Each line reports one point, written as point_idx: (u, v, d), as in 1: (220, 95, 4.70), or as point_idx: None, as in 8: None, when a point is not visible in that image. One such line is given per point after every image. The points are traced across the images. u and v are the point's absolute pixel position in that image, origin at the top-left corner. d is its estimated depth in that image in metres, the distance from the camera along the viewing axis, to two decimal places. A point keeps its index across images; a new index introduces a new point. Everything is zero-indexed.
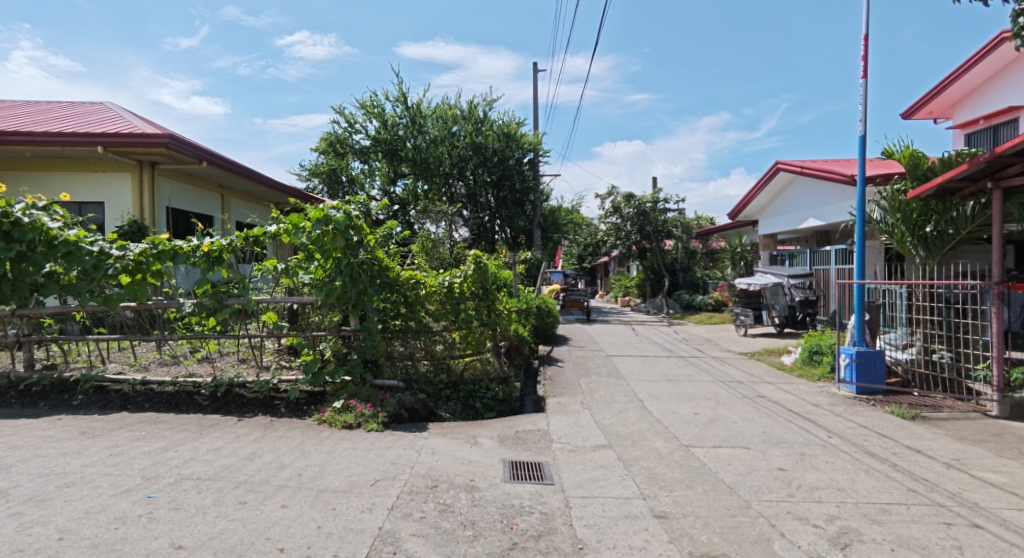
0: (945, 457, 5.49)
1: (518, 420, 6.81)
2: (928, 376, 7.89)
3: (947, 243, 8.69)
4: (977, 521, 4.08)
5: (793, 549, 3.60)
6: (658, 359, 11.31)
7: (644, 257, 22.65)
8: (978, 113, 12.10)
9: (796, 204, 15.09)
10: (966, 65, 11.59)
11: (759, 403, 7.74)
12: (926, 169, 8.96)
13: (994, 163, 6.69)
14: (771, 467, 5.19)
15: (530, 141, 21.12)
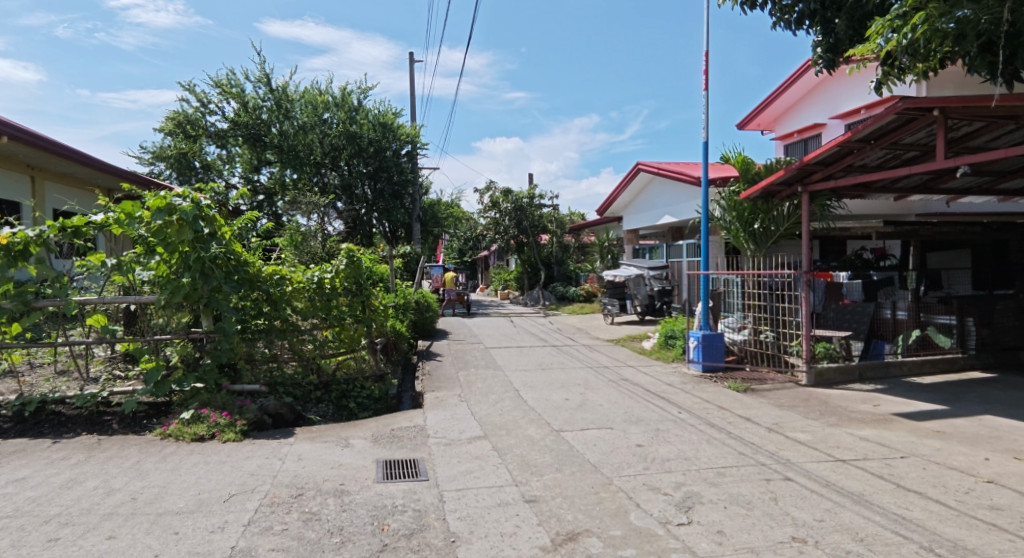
0: (769, 423, 6.37)
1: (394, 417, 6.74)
2: (757, 353, 9.03)
3: (772, 238, 9.92)
4: (789, 474, 4.81)
5: (647, 517, 3.97)
6: (532, 349, 11.77)
7: (522, 250, 23.25)
8: (793, 127, 14.02)
9: (654, 201, 16.45)
10: (783, 86, 13.39)
11: (622, 385, 8.38)
12: (754, 173, 10.21)
13: (803, 170, 7.83)
14: (630, 443, 5.66)
15: (407, 132, 20.67)
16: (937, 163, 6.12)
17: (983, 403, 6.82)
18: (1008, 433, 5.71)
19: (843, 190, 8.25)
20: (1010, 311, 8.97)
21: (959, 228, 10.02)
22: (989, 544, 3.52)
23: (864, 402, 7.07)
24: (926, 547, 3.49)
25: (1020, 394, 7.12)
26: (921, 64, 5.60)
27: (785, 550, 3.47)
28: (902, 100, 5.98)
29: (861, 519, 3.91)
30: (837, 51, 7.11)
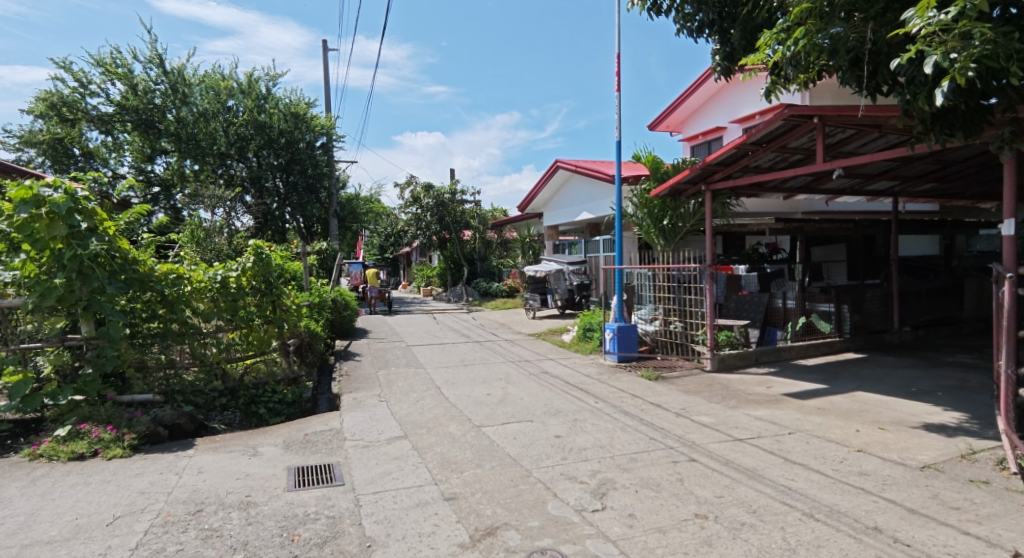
0: (677, 408, 6.74)
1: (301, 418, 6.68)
2: (667, 342, 9.53)
3: (679, 234, 10.48)
4: (694, 455, 5.11)
5: (563, 506, 4.08)
6: (455, 346, 11.71)
7: (445, 247, 23.01)
8: (697, 130, 14.85)
9: (572, 198, 16.85)
10: (689, 90, 14.14)
11: (543, 378, 8.54)
12: (663, 172, 10.72)
13: (705, 171, 8.32)
14: (549, 435, 5.78)
15: (321, 123, 19.84)
16: (818, 166, 6.71)
17: (857, 380, 7.59)
18: (876, 407, 6.38)
19: (741, 189, 8.86)
20: (878, 299, 10.03)
21: (836, 224, 11.10)
22: (860, 506, 3.93)
23: (759, 385, 7.64)
24: (810, 514, 3.84)
25: (888, 371, 7.99)
26: (802, 75, 6.08)
27: (688, 527, 3.68)
28: (788, 108, 6.48)
29: (755, 493, 4.23)
30: (732, 59, 7.56)
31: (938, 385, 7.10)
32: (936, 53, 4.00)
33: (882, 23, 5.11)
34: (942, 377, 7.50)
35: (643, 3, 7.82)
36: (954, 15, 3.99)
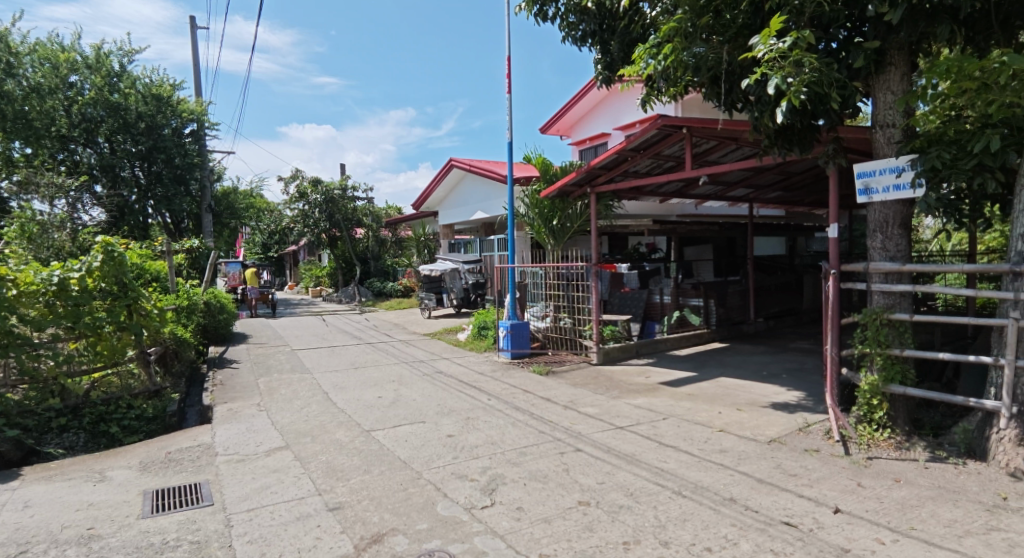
0: (565, 401, 7.04)
1: (161, 434, 6.22)
2: (557, 338, 9.88)
3: (567, 233, 10.88)
4: (579, 446, 5.37)
5: (453, 505, 4.11)
6: (346, 348, 11.30)
7: (335, 245, 22.05)
8: (584, 135, 15.51)
9: (467, 198, 16.91)
10: (577, 96, 14.73)
11: (436, 378, 8.51)
12: (553, 174, 11.11)
13: (590, 174, 8.72)
14: (441, 435, 5.78)
15: (189, 108, 18.16)
16: (687, 173, 7.30)
17: (720, 367, 8.39)
18: (735, 390, 7.11)
19: (622, 193, 9.39)
20: (737, 294, 11.13)
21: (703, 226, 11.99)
22: (719, 481, 4.36)
23: (638, 375, 8.18)
24: (678, 492, 4.19)
25: (747, 358, 8.91)
26: (672, 89, 6.57)
27: (572, 515, 3.87)
28: (661, 118, 6.97)
29: (632, 477, 4.53)
30: (612, 70, 8.09)
31: (784, 368, 8.07)
32: (776, 76, 4.54)
33: (735, 46, 5.73)
34: (787, 360, 8.53)
35: (530, 8, 8.05)
36: (789, 45, 4.56)
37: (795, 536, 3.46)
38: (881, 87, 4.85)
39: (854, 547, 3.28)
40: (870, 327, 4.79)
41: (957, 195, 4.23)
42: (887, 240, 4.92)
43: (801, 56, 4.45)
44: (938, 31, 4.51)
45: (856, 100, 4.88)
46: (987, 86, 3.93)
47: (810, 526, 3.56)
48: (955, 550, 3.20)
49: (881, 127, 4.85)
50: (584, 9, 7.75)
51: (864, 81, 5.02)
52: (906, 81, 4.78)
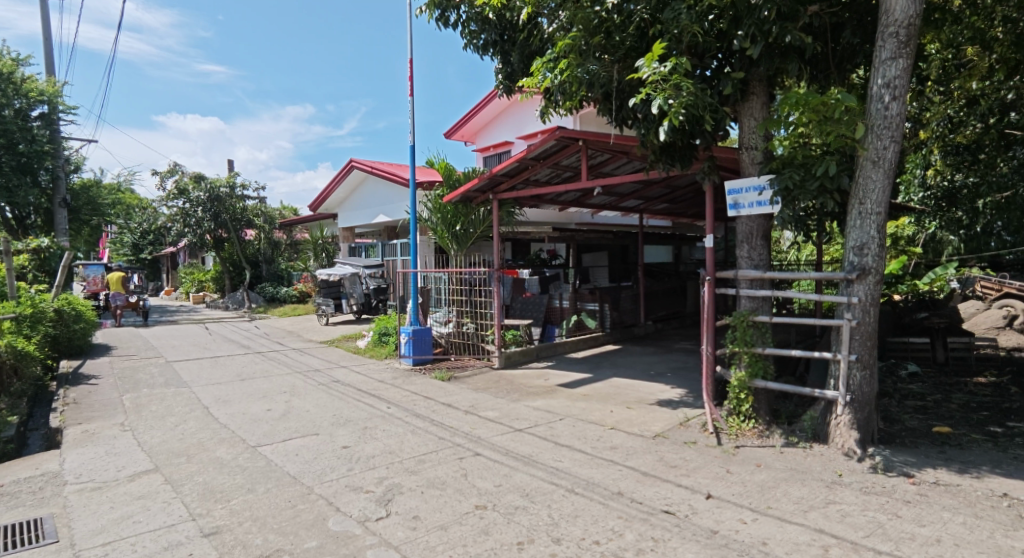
0: (466, 406, 7.09)
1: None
2: (460, 343, 9.89)
3: (470, 239, 10.93)
4: (478, 450, 5.44)
5: (345, 520, 4.02)
6: (231, 359, 10.59)
7: (221, 247, 20.59)
8: (489, 142, 15.71)
9: (369, 201, 16.49)
10: (482, 103, 14.89)
11: (332, 387, 8.22)
12: (456, 179, 11.15)
13: (492, 181, 8.85)
14: (336, 447, 5.62)
15: (38, 89, 16.12)
16: (583, 183, 7.65)
17: (613, 368, 8.86)
18: (626, 389, 7.55)
19: (524, 200, 9.63)
20: (630, 298, 11.78)
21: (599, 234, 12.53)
22: (609, 476, 4.62)
23: (537, 378, 8.44)
24: (571, 489, 4.39)
25: (637, 359, 9.47)
26: (568, 103, 6.79)
27: (468, 520, 3.93)
28: (560, 130, 7.26)
29: (528, 478, 4.68)
30: (513, 80, 8.31)
31: (670, 367, 8.68)
32: (658, 97, 4.92)
33: (624, 66, 6.12)
34: (672, 360, 9.19)
35: (431, 12, 8.04)
36: (669, 70, 4.96)
37: (673, 522, 3.76)
38: (746, 113, 5.43)
39: (722, 528, 3.63)
40: (739, 328, 5.33)
41: (807, 212, 4.83)
42: (752, 250, 5.51)
43: (680, 80, 4.88)
44: (791, 67, 5.15)
45: (726, 123, 5.40)
46: (827, 118, 4.51)
47: (685, 513, 3.88)
48: (802, 524, 3.64)
49: (746, 149, 5.41)
50: (485, 18, 7.90)
51: (732, 107, 5.58)
52: (766, 109, 5.37)
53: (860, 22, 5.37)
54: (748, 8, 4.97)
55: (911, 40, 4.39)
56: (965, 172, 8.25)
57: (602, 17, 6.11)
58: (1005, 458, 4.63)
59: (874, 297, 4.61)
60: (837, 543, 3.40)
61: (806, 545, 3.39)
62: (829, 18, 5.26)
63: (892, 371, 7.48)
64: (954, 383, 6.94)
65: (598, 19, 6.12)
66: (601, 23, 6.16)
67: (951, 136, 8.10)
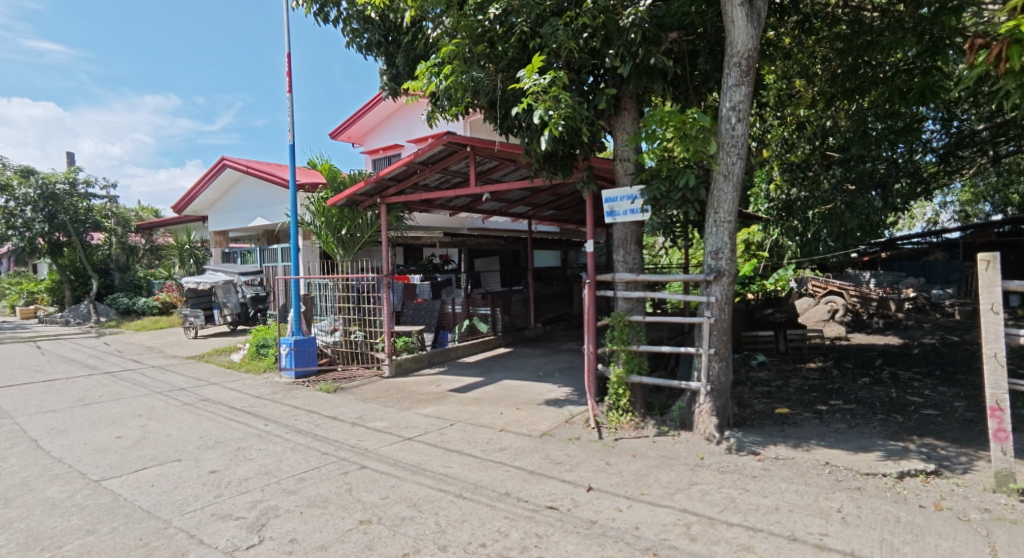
0: (352, 418, 6.86)
1: None
2: (348, 352, 9.52)
3: (357, 244, 10.60)
4: (364, 463, 5.30)
5: (209, 552, 3.73)
6: (72, 382, 9.35)
7: (59, 253, 18.27)
8: (377, 145, 15.33)
9: (243, 203, 15.43)
10: (369, 104, 14.53)
11: (200, 407, 7.58)
12: (340, 182, 10.76)
13: (380, 184, 8.63)
14: (201, 473, 5.19)
15: None
16: (472, 189, 7.72)
17: (504, 371, 9.03)
18: (516, 391, 7.73)
19: (413, 204, 9.49)
20: (520, 302, 12.05)
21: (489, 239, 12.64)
22: (497, 478, 4.71)
23: (429, 384, 8.36)
24: (458, 495, 4.42)
25: (526, 360, 9.74)
26: (454, 109, 6.83)
27: (351, 537, 3.83)
28: (447, 135, 7.26)
29: (416, 487, 4.65)
30: (398, 82, 8.19)
31: (557, 368, 9.03)
32: (539, 108, 5.14)
33: (508, 76, 6.32)
34: (559, 360, 9.57)
35: (308, 6, 7.73)
36: (548, 83, 5.20)
37: (556, 517, 3.92)
38: (618, 128, 5.86)
39: (600, 518, 3.85)
40: (616, 328, 5.69)
41: (673, 220, 5.29)
42: (626, 255, 5.90)
43: (559, 93, 5.11)
44: (656, 86, 5.61)
45: (601, 136, 5.77)
46: (686, 135, 4.98)
47: (568, 507, 4.07)
48: (670, 505, 3.97)
49: (620, 160, 5.82)
50: (367, 17, 7.75)
51: (607, 120, 5.97)
52: (637, 124, 5.81)
53: (710, 50, 6.01)
54: (618, 31, 5.41)
55: (750, 69, 4.96)
56: (799, 186, 9.37)
57: (485, 26, 6.30)
58: (829, 431, 5.39)
59: (728, 296, 5.15)
60: (697, 520, 3.75)
61: (672, 525, 3.70)
62: (686, 45, 5.91)
63: (744, 361, 8.36)
64: (793, 369, 7.91)
65: (481, 28, 6.29)
66: (485, 32, 6.33)
67: (786, 155, 9.39)
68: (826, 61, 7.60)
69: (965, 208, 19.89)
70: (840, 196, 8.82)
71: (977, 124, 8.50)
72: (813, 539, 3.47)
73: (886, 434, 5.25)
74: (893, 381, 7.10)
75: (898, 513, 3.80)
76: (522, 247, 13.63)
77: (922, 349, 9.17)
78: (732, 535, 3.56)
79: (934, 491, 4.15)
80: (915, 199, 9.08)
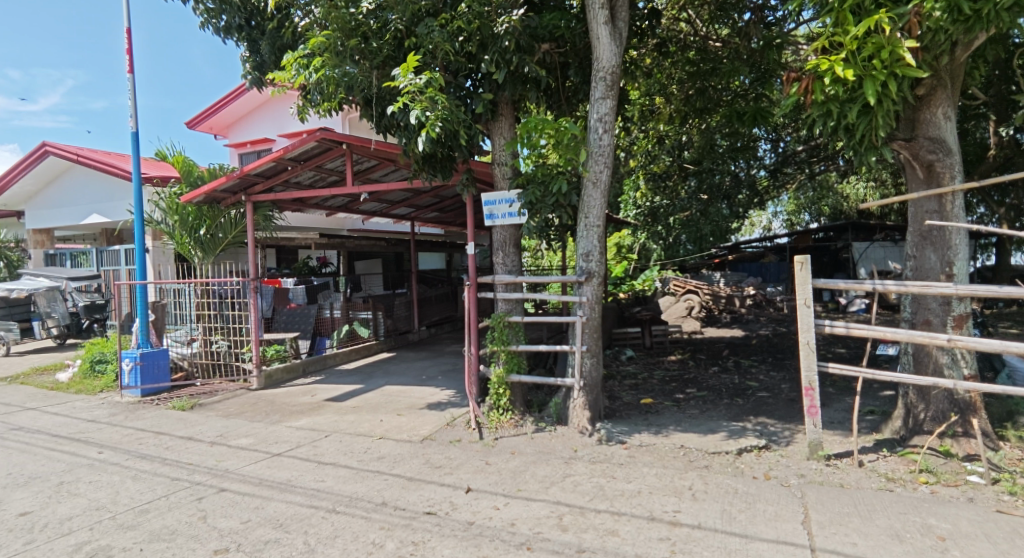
0: (211, 437, 6.29)
1: None
2: (208, 364, 8.70)
3: (218, 246, 9.72)
4: (224, 485, 4.89)
5: None
6: None
7: None
8: (244, 138, 14.22)
9: (74, 197, 13.50)
10: (233, 94, 13.45)
11: (12, 438, 6.49)
12: (197, 176, 9.80)
13: (245, 180, 7.99)
14: (9, 516, 4.44)
15: None
16: (349, 189, 7.42)
17: (385, 376, 8.81)
18: (397, 396, 7.57)
19: (283, 203, 8.92)
20: (404, 305, 11.79)
21: (371, 240, 12.18)
22: (373, 488, 4.58)
23: (303, 395, 7.89)
24: (331, 509, 4.24)
25: (406, 365, 9.57)
26: (326, 103, 6.57)
27: None
28: (321, 131, 6.93)
29: (283, 505, 4.38)
30: (262, 71, 7.69)
31: (440, 371, 8.98)
32: (415, 109, 5.10)
33: (383, 74, 6.17)
34: (442, 363, 9.53)
35: None
36: (424, 83, 5.18)
37: (433, 522, 3.91)
38: (496, 133, 6.03)
39: (477, 518, 3.91)
40: (497, 329, 5.80)
41: (548, 223, 5.52)
42: (505, 257, 6.04)
43: (435, 94, 5.12)
44: (531, 95, 5.86)
45: (479, 140, 5.89)
46: (561, 143, 5.24)
47: (445, 510, 4.07)
48: (544, 499, 4.14)
49: (498, 164, 5.95)
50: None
51: (485, 124, 6.12)
52: (512, 130, 6.04)
53: (580, 63, 6.37)
54: (492, 37, 5.55)
55: (614, 85, 5.32)
56: (660, 195, 10.23)
57: (359, 20, 6.13)
58: (685, 417, 5.93)
59: (598, 296, 5.48)
60: (568, 511, 3.94)
61: (545, 518, 3.85)
62: (558, 57, 6.20)
63: (615, 356, 8.92)
64: (657, 362, 8.59)
65: (355, 22, 6.10)
66: (358, 26, 6.14)
67: (650, 165, 10.07)
68: (681, 83, 8.13)
69: (790, 217, 22.85)
70: (695, 204, 9.68)
71: (796, 146, 9.85)
72: (667, 517, 3.80)
73: (730, 416, 5.90)
74: (736, 369, 7.98)
75: (736, 486, 4.29)
76: (404, 250, 13.38)
77: (758, 340, 10.41)
78: (598, 521, 3.78)
79: (765, 462, 4.75)
80: (753, 208, 10.33)
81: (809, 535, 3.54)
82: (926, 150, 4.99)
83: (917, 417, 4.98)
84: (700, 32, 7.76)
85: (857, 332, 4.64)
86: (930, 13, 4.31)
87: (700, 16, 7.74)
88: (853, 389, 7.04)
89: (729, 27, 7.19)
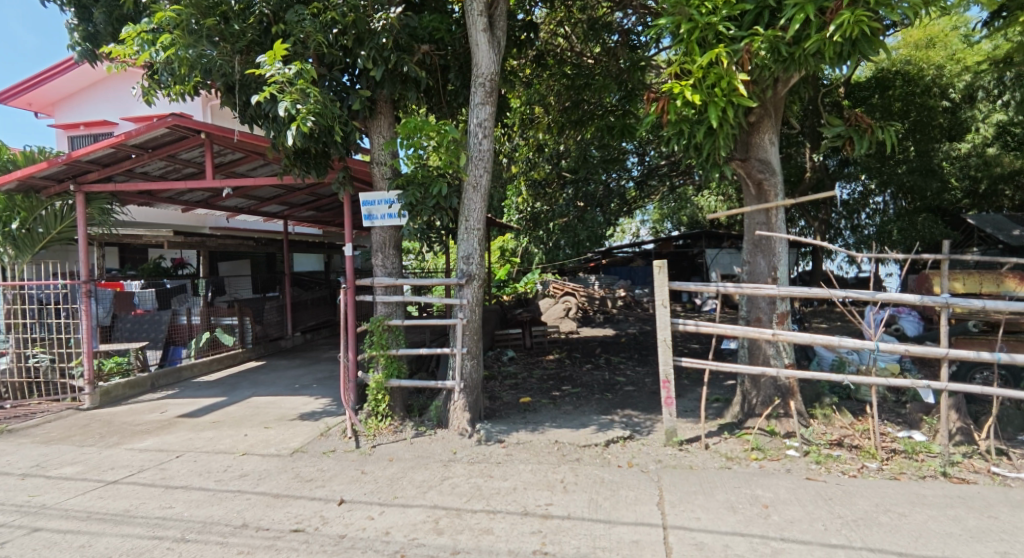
0: (24, 468, 5.32)
1: None
2: (24, 383, 7.39)
3: (38, 243, 8.12)
4: (39, 523, 4.16)
5: None
6: None
7: None
8: (75, 118, 12.27)
9: None
10: (58, 68, 11.52)
11: None
12: (6, 160, 8.24)
13: (73, 167, 6.91)
14: None
15: None
16: (209, 182, 6.72)
17: (251, 387, 8.11)
18: (264, 408, 7.01)
19: (125, 195, 7.80)
20: (275, 309, 10.92)
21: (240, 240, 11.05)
22: (231, 510, 4.20)
23: (151, 412, 6.99)
24: (179, 538, 3.81)
25: (273, 374, 8.87)
26: (178, 86, 5.93)
27: None
28: (172, 116, 6.22)
29: (117, 540, 3.84)
30: (96, 43, 6.72)
31: (313, 378, 8.47)
32: (284, 100, 4.79)
33: (246, 60, 5.70)
34: (316, 371, 8.99)
35: None
36: (293, 74, 4.89)
37: (300, 540, 3.69)
38: (374, 131, 5.86)
39: (349, 531, 3.76)
40: (375, 333, 5.62)
41: (428, 226, 5.49)
42: (385, 259, 5.89)
43: (306, 86, 4.85)
44: (410, 94, 5.77)
45: (356, 137, 5.67)
46: (441, 146, 5.22)
47: (314, 526, 3.87)
48: (420, 504, 4.11)
49: (376, 164, 5.79)
50: None
51: (362, 122, 5.93)
52: (391, 130, 5.89)
53: (460, 68, 6.40)
54: (369, 33, 5.40)
55: (493, 92, 5.44)
56: (540, 201, 10.78)
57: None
58: (559, 414, 6.22)
59: (478, 298, 5.55)
60: (444, 514, 3.96)
61: (421, 523, 3.83)
62: (437, 59, 6.17)
63: (496, 357, 9.08)
64: (536, 362, 8.90)
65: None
66: (216, 5, 5.60)
67: (530, 172, 10.51)
68: (556, 96, 8.56)
69: (655, 225, 24.96)
70: (572, 211, 10.40)
71: (659, 160, 10.84)
72: (539, 510, 3.98)
73: (600, 410, 6.31)
74: (607, 365, 8.55)
75: (603, 475, 4.61)
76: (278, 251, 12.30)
77: (628, 338, 11.23)
78: (474, 521, 3.84)
79: (628, 452, 5.15)
80: (623, 216, 11.21)
81: (662, 514, 3.90)
82: (757, 170, 5.76)
83: (750, 401, 5.71)
84: (575, 49, 8.26)
85: (707, 329, 5.18)
86: (757, 52, 4.99)
87: (575, 34, 8.22)
88: (703, 381, 7.89)
89: (601, 46, 7.90)
